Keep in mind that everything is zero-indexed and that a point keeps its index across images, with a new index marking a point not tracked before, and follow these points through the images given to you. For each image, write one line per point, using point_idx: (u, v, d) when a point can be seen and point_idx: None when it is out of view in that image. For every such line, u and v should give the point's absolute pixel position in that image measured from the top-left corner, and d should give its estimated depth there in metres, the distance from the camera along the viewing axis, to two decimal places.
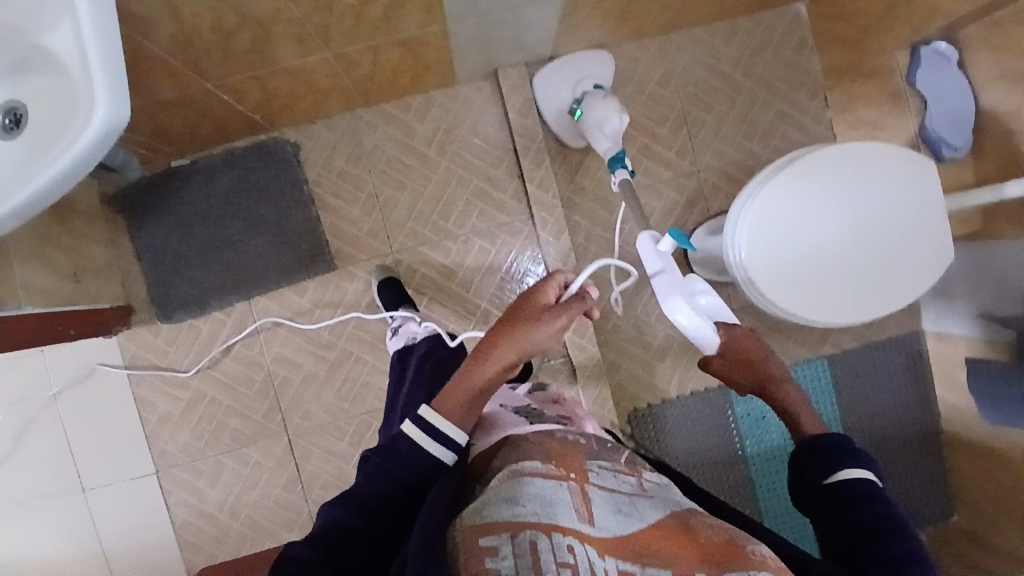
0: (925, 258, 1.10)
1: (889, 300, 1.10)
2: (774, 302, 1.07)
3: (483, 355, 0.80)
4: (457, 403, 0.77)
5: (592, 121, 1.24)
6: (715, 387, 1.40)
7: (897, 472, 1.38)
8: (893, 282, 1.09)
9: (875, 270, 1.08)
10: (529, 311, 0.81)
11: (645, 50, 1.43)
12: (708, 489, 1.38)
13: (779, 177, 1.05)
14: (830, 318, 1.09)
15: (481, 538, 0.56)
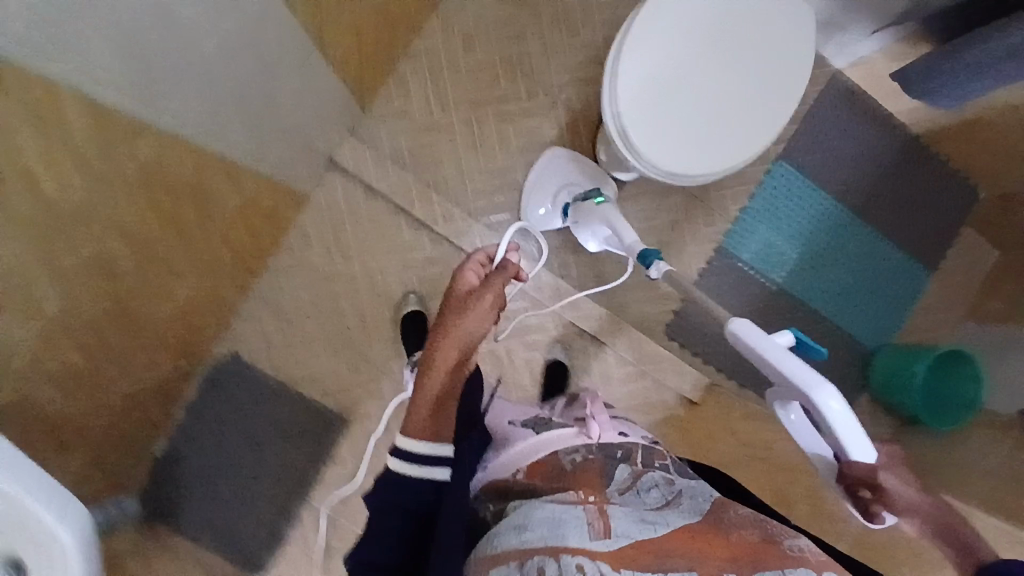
0: (797, 46, 1.05)
1: (762, 124, 1.06)
2: (646, 160, 1.03)
3: (431, 364, 0.82)
4: (419, 416, 0.78)
5: (614, 214, 1.18)
6: (714, 255, 1.41)
7: (895, 202, 1.45)
8: (763, 103, 1.05)
9: (761, 86, 1.04)
10: (455, 302, 0.86)
11: (431, 36, 1.34)
12: (776, 333, 1.42)
13: (638, 27, 1.00)
14: (747, 156, 1.07)
15: (498, 568, 0.64)
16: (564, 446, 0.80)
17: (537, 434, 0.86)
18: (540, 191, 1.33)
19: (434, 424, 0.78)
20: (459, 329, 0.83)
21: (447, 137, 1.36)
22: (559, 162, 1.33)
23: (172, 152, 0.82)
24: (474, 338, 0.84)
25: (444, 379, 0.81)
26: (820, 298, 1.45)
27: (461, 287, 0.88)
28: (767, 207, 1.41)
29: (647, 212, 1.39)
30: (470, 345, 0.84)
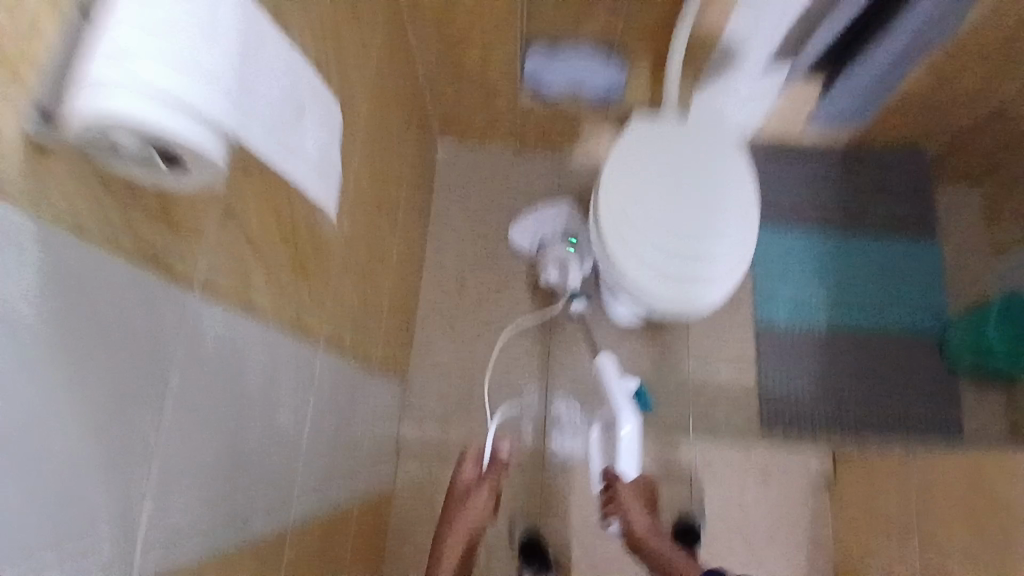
0: (739, 165, 1.21)
1: (740, 227, 1.16)
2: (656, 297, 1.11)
3: (439, 556, 1.10)
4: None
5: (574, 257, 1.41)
6: (757, 331, 1.48)
7: (865, 207, 1.60)
8: (731, 210, 1.16)
9: (724, 204, 1.16)
10: (454, 500, 1.16)
11: (429, 293, 1.50)
12: (851, 367, 1.46)
13: (605, 194, 1.16)
14: (743, 263, 1.14)
15: None
16: None
17: None
18: (533, 221, 1.52)
19: None
20: (461, 516, 1.13)
21: (483, 365, 1.46)
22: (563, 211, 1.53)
23: (310, 531, 0.86)
24: (473, 525, 1.13)
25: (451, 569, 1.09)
26: (867, 316, 1.51)
27: (460, 484, 1.18)
28: (769, 269, 1.53)
29: (681, 330, 1.47)
30: (473, 528, 1.13)
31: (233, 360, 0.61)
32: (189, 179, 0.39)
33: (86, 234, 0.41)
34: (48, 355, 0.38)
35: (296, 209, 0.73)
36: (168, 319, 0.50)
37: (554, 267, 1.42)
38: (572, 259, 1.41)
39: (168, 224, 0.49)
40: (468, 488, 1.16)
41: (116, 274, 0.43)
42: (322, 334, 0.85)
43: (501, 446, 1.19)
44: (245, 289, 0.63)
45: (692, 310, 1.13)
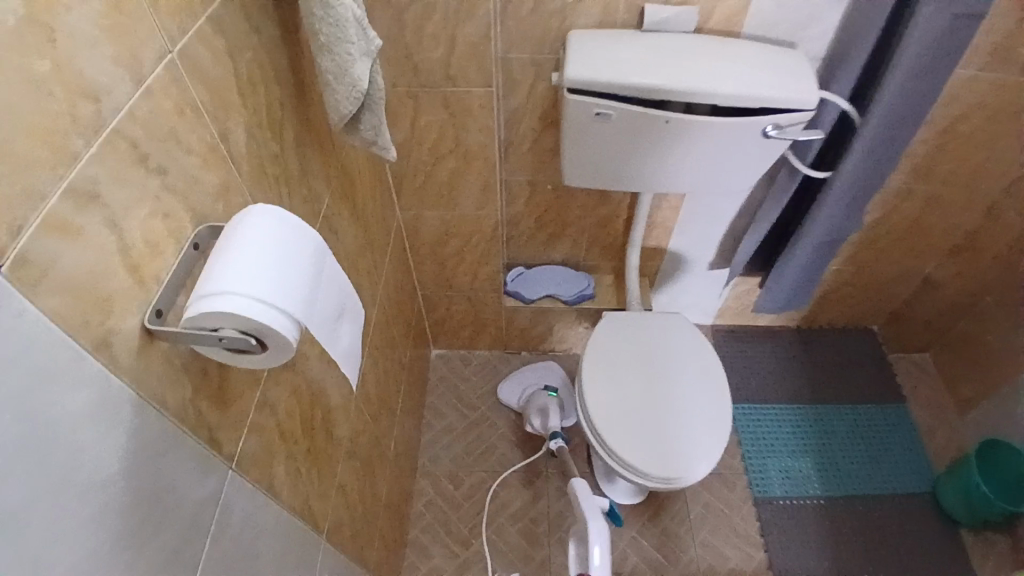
0: (701, 344, 1.36)
1: (713, 400, 1.26)
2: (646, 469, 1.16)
3: None
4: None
5: (552, 403, 1.51)
6: (755, 506, 1.48)
7: (829, 376, 1.75)
8: (703, 384, 1.29)
9: (694, 380, 1.29)
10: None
11: (422, 490, 1.50)
12: (856, 537, 1.44)
13: (587, 374, 1.29)
14: (721, 434, 1.22)
15: None
16: None
17: None
18: (523, 382, 1.67)
19: None
20: None
21: (481, 566, 1.39)
22: (551, 371, 1.69)
23: None
24: None
25: None
26: (858, 481, 1.54)
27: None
28: (752, 442, 1.59)
29: (679, 510, 1.47)
30: None
31: (252, 540, 0.65)
32: (263, 357, 0.51)
33: (163, 408, 0.51)
34: (118, 507, 0.45)
35: (313, 400, 0.83)
36: (208, 489, 0.57)
37: (538, 416, 1.51)
38: (551, 406, 1.50)
39: (220, 405, 0.60)
40: None
41: (177, 444, 0.52)
42: (325, 526, 0.87)
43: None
44: (269, 469, 0.70)
45: (681, 482, 1.18)
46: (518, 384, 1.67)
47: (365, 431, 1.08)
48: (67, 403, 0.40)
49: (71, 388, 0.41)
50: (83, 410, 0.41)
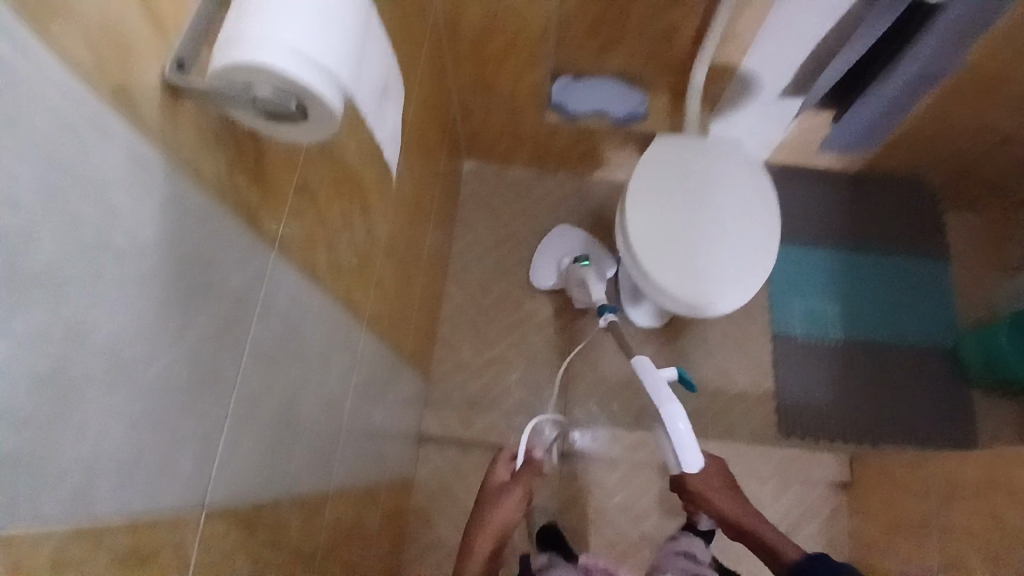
0: (758, 178, 1.26)
1: (761, 236, 1.21)
2: (681, 297, 1.15)
3: (467, 553, 0.99)
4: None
5: (590, 273, 1.38)
6: (774, 342, 1.51)
7: (880, 225, 1.65)
8: (752, 220, 1.22)
9: (743, 214, 1.22)
10: (488, 496, 1.06)
11: (452, 296, 1.54)
12: (866, 379, 1.48)
13: (633, 198, 1.22)
14: (761, 270, 1.18)
15: None
16: None
17: None
18: (554, 253, 1.55)
19: None
20: (490, 514, 1.02)
21: (504, 367, 1.48)
22: (578, 235, 1.56)
23: (341, 504, 0.88)
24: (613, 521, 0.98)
25: (481, 566, 0.97)
26: (881, 329, 1.54)
27: (493, 485, 1.08)
28: (785, 282, 1.57)
29: (699, 338, 1.51)
30: (505, 528, 1.02)
31: (296, 321, 0.66)
32: (307, 129, 0.46)
33: (198, 178, 0.47)
34: (162, 273, 0.43)
35: (350, 190, 0.79)
36: (252, 272, 0.56)
37: (578, 291, 1.41)
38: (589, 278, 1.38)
39: (258, 184, 0.56)
40: (502, 486, 1.07)
41: (215, 218, 0.49)
42: (363, 317, 0.89)
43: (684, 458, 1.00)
44: (310, 255, 0.69)
45: (711, 312, 1.17)
46: (548, 261, 1.54)
47: (399, 231, 1.06)
48: (90, 156, 0.36)
49: (99, 155, 0.36)
50: (109, 166, 0.37)
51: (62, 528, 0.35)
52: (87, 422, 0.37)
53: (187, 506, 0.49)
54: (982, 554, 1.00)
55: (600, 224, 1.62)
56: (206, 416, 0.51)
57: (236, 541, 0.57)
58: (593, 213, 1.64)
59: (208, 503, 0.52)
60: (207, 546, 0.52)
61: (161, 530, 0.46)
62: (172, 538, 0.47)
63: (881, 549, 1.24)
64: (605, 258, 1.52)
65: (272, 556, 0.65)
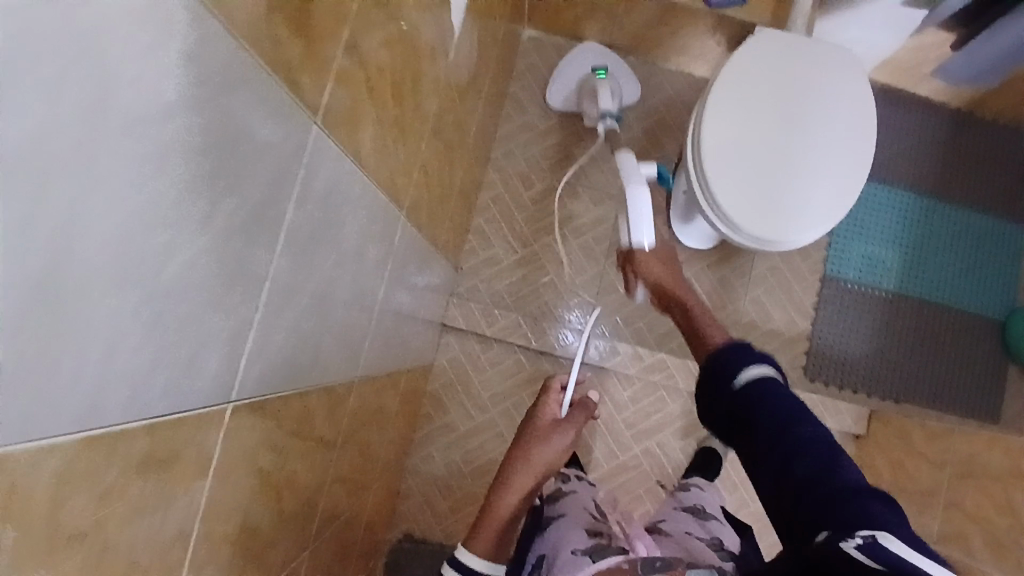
0: (863, 100, 1.08)
1: (848, 170, 1.06)
2: (744, 228, 1.04)
3: (506, 488, 1.07)
4: (487, 536, 1.01)
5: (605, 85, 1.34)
6: (821, 284, 1.42)
7: (968, 172, 1.48)
8: (844, 149, 1.06)
9: (838, 142, 1.06)
10: (539, 430, 1.14)
11: (492, 183, 1.44)
12: (907, 336, 1.41)
13: (713, 106, 1.07)
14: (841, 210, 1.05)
15: None
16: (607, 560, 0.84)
17: (582, 556, 0.86)
18: (572, 70, 1.42)
19: (495, 545, 1.02)
20: (535, 453, 1.10)
21: (536, 266, 1.42)
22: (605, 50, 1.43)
23: (365, 392, 0.87)
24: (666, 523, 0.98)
25: (515, 501, 1.06)
26: (935, 286, 1.44)
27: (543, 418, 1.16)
28: (849, 221, 1.44)
29: (744, 268, 1.42)
30: (547, 468, 1.10)
31: (336, 207, 0.59)
32: None
33: (230, 21, 0.37)
34: (186, 149, 0.35)
35: (403, 56, 0.67)
36: (291, 149, 0.47)
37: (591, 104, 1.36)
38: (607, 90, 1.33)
39: (302, 38, 0.46)
40: (554, 425, 1.14)
41: (252, 78, 0.40)
42: (403, 202, 0.81)
43: (633, 236, 1.13)
44: (356, 132, 0.59)
45: (773, 247, 1.06)
46: (567, 79, 1.42)
47: (449, 108, 0.94)
48: None
49: None
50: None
51: (65, 441, 0.31)
52: (92, 326, 0.31)
53: (211, 407, 0.45)
54: (982, 536, 1.03)
55: (662, 125, 1.47)
56: (239, 309, 0.45)
57: (262, 437, 0.55)
58: (658, 112, 1.47)
59: (234, 400, 0.48)
60: (232, 444, 0.50)
61: (184, 433, 0.42)
62: (194, 440, 0.44)
63: None
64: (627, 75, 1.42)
65: (295, 446, 0.64)
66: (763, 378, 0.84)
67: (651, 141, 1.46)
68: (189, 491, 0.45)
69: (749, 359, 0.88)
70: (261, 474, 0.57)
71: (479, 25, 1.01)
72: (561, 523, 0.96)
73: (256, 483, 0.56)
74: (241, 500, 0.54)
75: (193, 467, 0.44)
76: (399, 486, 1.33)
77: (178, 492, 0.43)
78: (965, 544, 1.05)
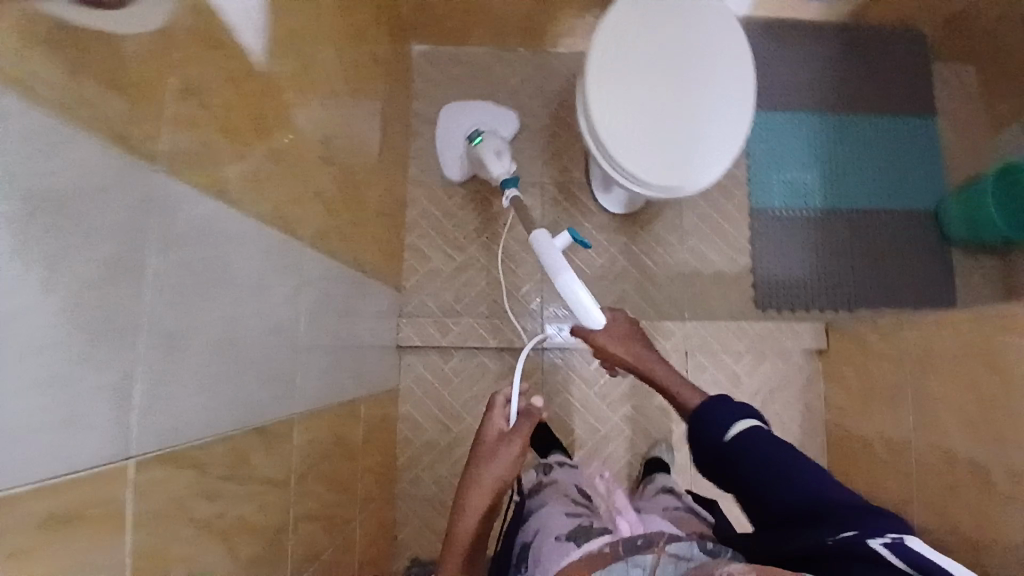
0: (733, 37, 1.12)
1: (736, 103, 1.09)
2: (652, 180, 1.06)
3: (460, 511, 1.00)
4: (455, 561, 0.99)
5: (484, 147, 1.29)
6: (752, 219, 1.45)
7: (867, 78, 1.52)
8: (728, 86, 1.10)
9: (720, 77, 1.09)
10: (484, 452, 1.05)
11: (416, 199, 1.45)
12: (846, 246, 1.45)
13: (596, 71, 1.08)
14: (739, 139, 1.08)
15: None
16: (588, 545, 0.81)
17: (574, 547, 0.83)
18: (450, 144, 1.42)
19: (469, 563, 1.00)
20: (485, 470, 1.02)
21: (477, 268, 1.43)
22: (473, 109, 1.43)
23: (317, 426, 0.87)
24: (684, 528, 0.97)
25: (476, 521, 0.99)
26: (863, 194, 1.47)
27: (490, 429, 1.09)
28: (764, 153, 1.47)
29: (675, 220, 1.45)
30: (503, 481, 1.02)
31: (209, 249, 0.60)
32: None
33: (30, 95, 0.37)
34: (20, 218, 0.37)
35: (254, 93, 0.69)
36: (136, 199, 0.49)
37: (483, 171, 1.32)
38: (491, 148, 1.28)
39: (121, 93, 0.47)
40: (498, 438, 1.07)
41: (69, 146, 0.41)
42: (303, 233, 0.82)
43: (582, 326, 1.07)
44: (213, 168, 0.62)
45: (687, 192, 1.09)
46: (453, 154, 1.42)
47: (340, 135, 0.95)
48: None
49: None
50: None
51: None
52: None
53: (112, 464, 0.46)
54: (955, 416, 1.05)
55: (567, 105, 1.49)
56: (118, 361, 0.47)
57: (187, 485, 0.56)
58: (559, 93, 1.49)
59: (139, 452, 0.49)
60: (150, 496, 0.51)
61: (87, 494, 0.43)
62: (104, 497, 0.45)
63: (854, 411, 1.30)
64: (502, 120, 1.43)
65: (234, 489, 0.64)
66: (750, 429, 0.84)
67: (560, 123, 1.49)
68: (111, 547, 0.46)
69: (730, 415, 0.87)
70: (201, 520, 0.58)
71: (354, 51, 1.02)
72: (542, 515, 0.96)
73: (197, 527, 0.57)
74: (180, 549, 0.55)
75: (110, 522, 0.45)
76: (393, 515, 1.33)
77: (101, 550, 0.45)
78: (941, 428, 1.07)
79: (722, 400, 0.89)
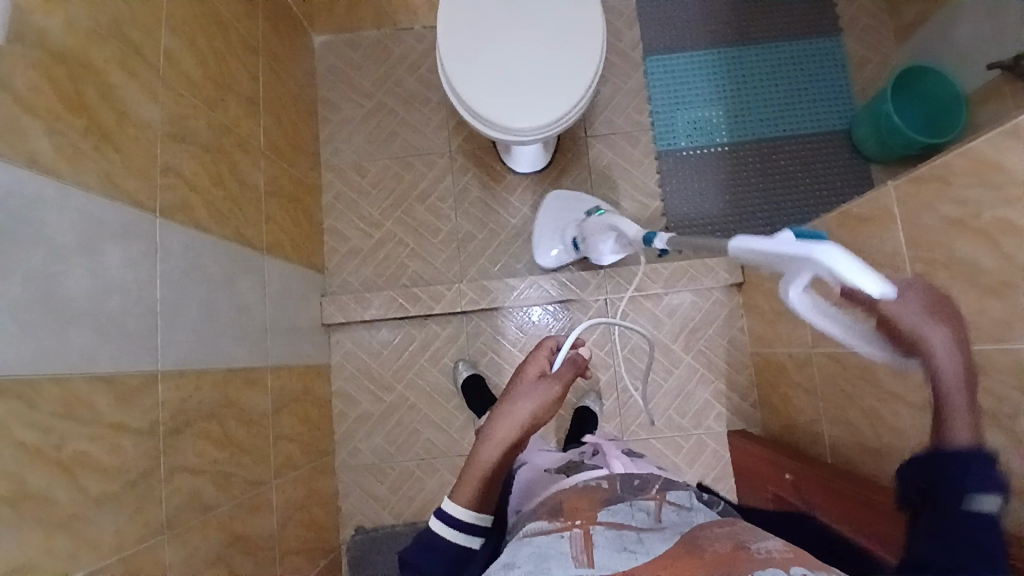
0: None
1: (590, 41, 1.10)
2: (512, 126, 1.08)
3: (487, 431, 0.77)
4: (472, 484, 0.73)
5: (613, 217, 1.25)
6: (657, 163, 1.46)
7: (760, 10, 1.51)
8: (579, 25, 1.11)
9: (571, 15, 1.11)
10: (515, 388, 0.83)
11: (331, 183, 1.51)
12: (756, 176, 1.44)
13: (447, 27, 1.10)
14: (601, 34, 1.11)
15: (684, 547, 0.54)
16: (582, 477, 0.70)
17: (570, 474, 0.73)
18: (550, 232, 1.40)
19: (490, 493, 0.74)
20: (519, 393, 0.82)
21: (395, 242, 1.48)
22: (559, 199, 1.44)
23: (195, 386, 0.93)
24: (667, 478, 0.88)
25: (505, 445, 0.76)
26: (770, 123, 1.46)
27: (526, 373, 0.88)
28: (662, 97, 1.48)
29: (582, 172, 1.47)
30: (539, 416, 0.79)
31: (24, 208, 0.66)
32: None
33: None
34: None
35: (72, 76, 0.75)
36: None
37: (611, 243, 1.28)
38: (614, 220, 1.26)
39: None
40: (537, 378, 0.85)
41: None
42: (153, 203, 0.88)
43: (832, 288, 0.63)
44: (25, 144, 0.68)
45: (568, 120, 1.11)
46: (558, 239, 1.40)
47: (198, 116, 1.01)
48: None
49: None
50: None
51: None
52: None
53: None
54: None
55: None
56: None
57: (11, 414, 0.62)
58: None
59: None
60: None
61: None
62: None
63: (770, 337, 1.30)
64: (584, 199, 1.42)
65: (73, 428, 0.70)
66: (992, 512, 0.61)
67: None
68: None
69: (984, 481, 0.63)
70: (29, 447, 0.64)
71: (216, 40, 1.08)
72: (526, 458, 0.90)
73: (24, 452, 0.63)
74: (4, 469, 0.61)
75: None
76: (331, 485, 1.38)
77: None
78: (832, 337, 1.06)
79: (973, 459, 0.64)
